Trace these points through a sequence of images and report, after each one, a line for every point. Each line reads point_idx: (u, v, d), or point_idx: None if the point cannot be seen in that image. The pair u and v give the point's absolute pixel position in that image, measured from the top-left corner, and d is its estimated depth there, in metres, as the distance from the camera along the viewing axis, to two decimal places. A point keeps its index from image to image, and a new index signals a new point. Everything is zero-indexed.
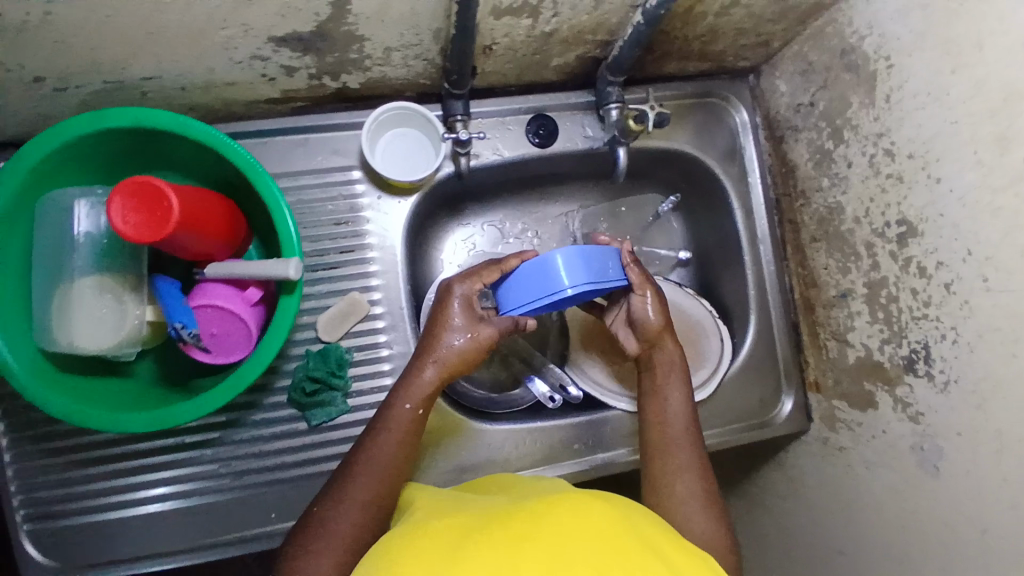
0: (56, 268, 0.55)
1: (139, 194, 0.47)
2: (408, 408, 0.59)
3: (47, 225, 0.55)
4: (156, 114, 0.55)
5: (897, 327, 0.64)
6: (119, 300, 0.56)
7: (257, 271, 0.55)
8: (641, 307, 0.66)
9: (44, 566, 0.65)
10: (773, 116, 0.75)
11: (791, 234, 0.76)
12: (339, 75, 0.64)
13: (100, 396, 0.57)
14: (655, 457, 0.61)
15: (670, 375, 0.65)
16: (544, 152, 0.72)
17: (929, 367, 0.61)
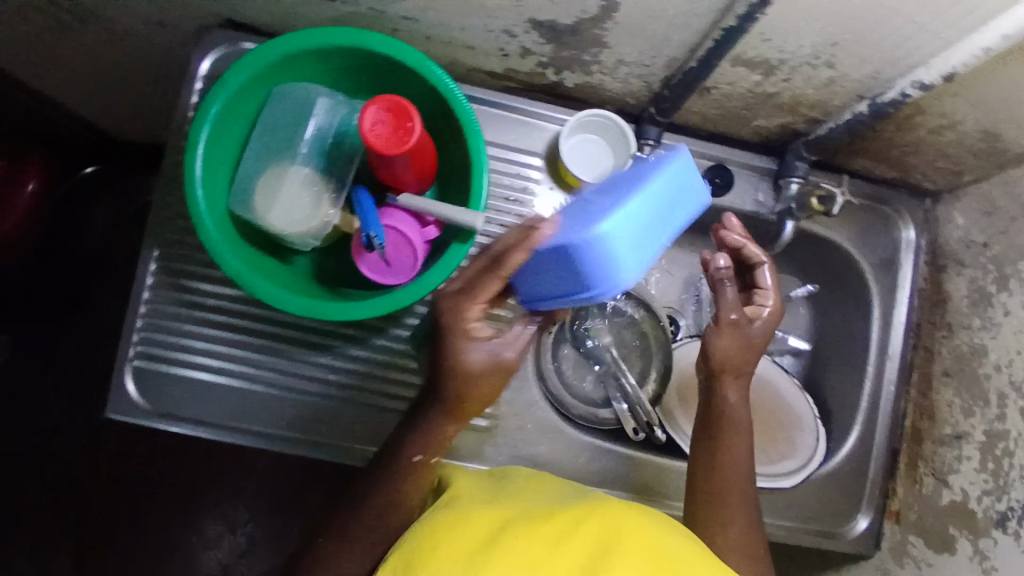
0: (269, 146, 0.63)
1: (395, 113, 0.56)
2: (416, 459, 0.56)
3: (279, 108, 0.63)
4: (405, 49, 0.61)
5: (1001, 481, 0.63)
6: (304, 190, 0.61)
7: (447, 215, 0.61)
8: (718, 341, 0.64)
9: (137, 403, 0.69)
10: (941, 243, 0.75)
11: (921, 361, 0.76)
12: (563, 70, 0.69)
13: (266, 268, 0.63)
14: (703, 502, 0.60)
15: (734, 429, 0.63)
16: (712, 200, 0.74)
17: (1020, 527, 0.60)
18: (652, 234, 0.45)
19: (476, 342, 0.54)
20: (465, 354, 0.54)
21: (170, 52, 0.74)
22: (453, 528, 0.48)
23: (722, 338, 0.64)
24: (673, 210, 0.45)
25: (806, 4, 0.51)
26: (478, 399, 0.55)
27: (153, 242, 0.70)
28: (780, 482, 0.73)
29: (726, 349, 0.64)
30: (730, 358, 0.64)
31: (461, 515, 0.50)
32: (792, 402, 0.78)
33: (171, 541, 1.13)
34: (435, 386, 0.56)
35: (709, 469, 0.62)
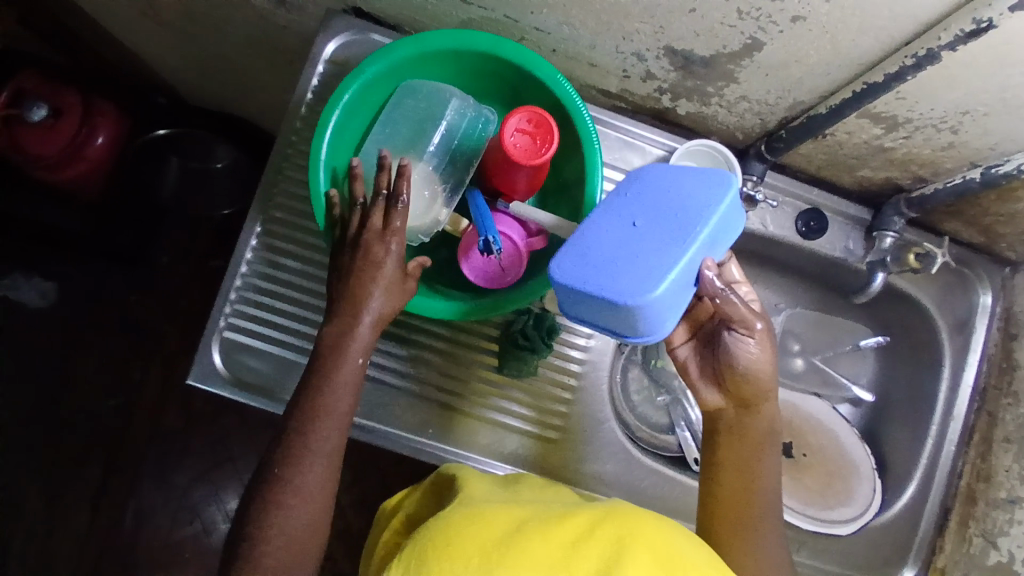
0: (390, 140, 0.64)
1: (536, 126, 0.59)
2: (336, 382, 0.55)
3: (401, 109, 0.64)
4: (538, 60, 0.62)
5: None
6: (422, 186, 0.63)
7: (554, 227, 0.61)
8: (754, 353, 0.56)
9: (220, 374, 0.68)
10: (1016, 312, 0.77)
11: (983, 425, 0.77)
12: (680, 98, 0.70)
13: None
14: (736, 535, 0.57)
15: (761, 448, 0.59)
16: (803, 242, 0.75)
17: None
18: (689, 280, 0.47)
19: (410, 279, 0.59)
20: (384, 260, 0.57)
21: (291, 30, 0.75)
22: (470, 524, 0.49)
23: (757, 354, 0.56)
24: (671, 224, 0.47)
25: (955, 71, 0.51)
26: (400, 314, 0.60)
27: (257, 217, 0.70)
28: (835, 528, 0.75)
29: (754, 361, 0.56)
30: (759, 375, 0.57)
31: (478, 512, 0.51)
32: (849, 448, 0.81)
33: (195, 503, 1.14)
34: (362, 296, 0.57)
35: (736, 476, 0.59)
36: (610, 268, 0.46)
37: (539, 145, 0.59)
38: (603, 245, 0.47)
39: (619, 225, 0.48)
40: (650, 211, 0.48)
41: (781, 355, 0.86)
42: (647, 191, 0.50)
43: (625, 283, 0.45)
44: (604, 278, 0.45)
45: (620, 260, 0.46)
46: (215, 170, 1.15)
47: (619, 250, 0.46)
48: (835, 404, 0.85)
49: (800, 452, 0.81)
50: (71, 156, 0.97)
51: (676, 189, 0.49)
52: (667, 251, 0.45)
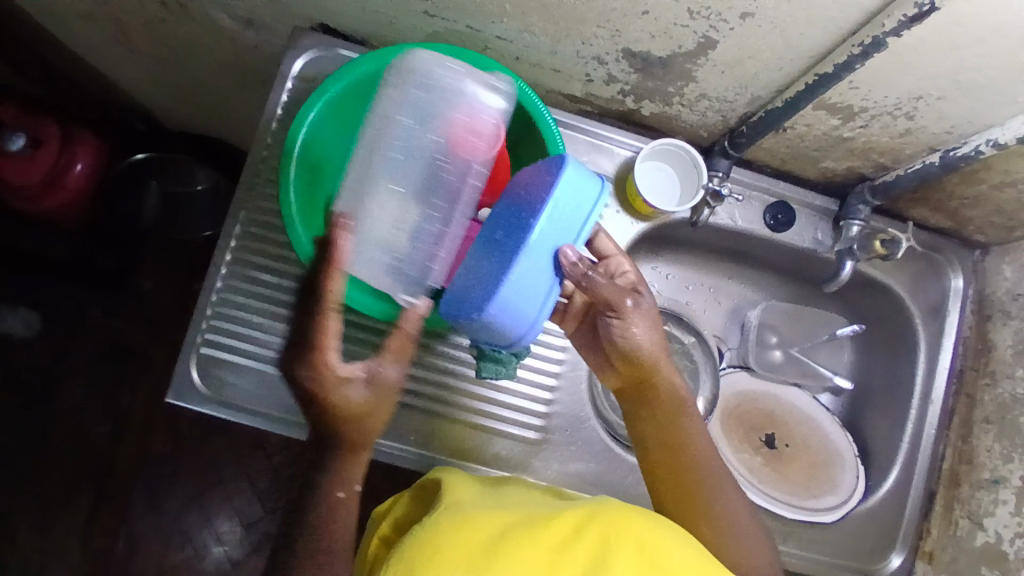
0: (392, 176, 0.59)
1: None
2: (341, 495, 0.55)
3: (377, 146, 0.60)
4: (498, 68, 0.64)
5: None
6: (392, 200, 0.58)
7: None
8: (633, 330, 0.61)
9: (198, 391, 0.68)
10: (988, 294, 0.78)
11: (963, 407, 0.77)
12: (643, 100, 0.71)
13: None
14: (701, 527, 0.59)
15: (671, 412, 0.63)
16: (772, 235, 0.76)
17: None
18: (545, 275, 0.54)
19: (346, 386, 0.53)
20: (322, 382, 0.52)
21: (260, 49, 0.77)
22: (457, 534, 0.49)
23: (631, 330, 0.61)
24: (518, 233, 0.54)
25: (902, 57, 0.53)
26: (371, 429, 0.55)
27: (231, 233, 0.71)
28: (821, 517, 0.75)
29: (639, 337, 0.61)
30: (644, 350, 0.62)
31: (466, 520, 0.51)
32: (832, 437, 0.82)
33: (187, 527, 1.13)
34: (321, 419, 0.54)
35: (691, 471, 0.61)
36: (472, 288, 0.55)
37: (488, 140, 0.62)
38: (475, 267, 0.57)
39: (482, 244, 0.57)
40: (505, 225, 0.56)
41: (759, 349, 0.86)
42: (506, 203, 0.57)
43: (481, 298, 0.54)
44: (469, 297, 0.55)
45: (479, 276, 0.55)
46: (196, 193, 1.17)
47: (482, 268, 0.55)
48: (816, 395, 0.86)
49: (783, 442, 0.81)
50: (52, 184, 0.99)
51: (524, 196, 0.56)
52: (511, 258, 0.52)
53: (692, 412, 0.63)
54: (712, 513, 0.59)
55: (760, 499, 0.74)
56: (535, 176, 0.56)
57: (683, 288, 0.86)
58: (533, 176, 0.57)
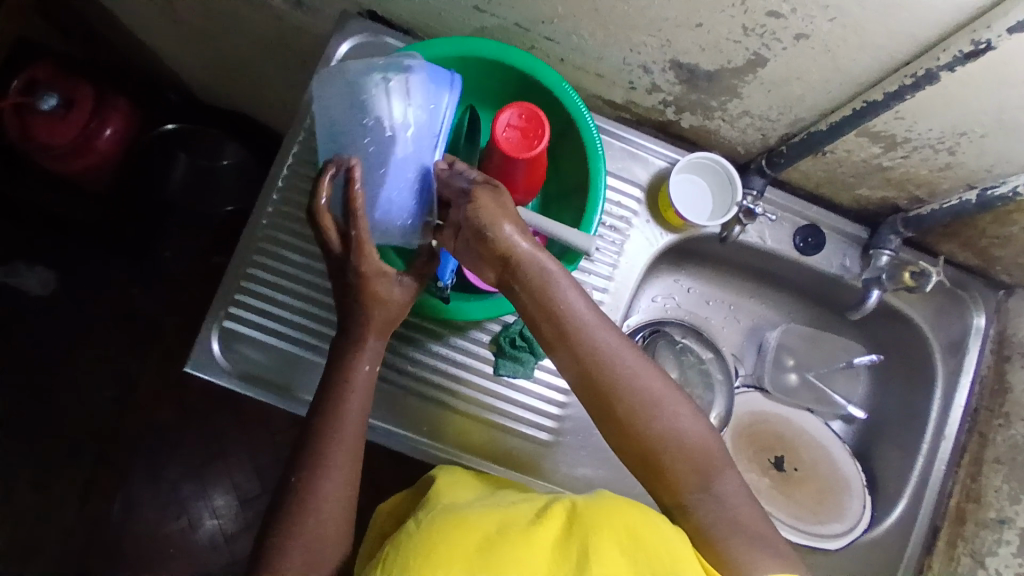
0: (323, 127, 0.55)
1: (526, 121, 0.60)
2: (367, 368, 0.58)
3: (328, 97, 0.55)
4: (544, 69, 0.64)
5: None
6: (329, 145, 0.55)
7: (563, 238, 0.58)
8: (484, 196, 0.52)
9: (216, 364, 0.68)
10: (1010, 335, 0.77)
11: (974, 446, 0.77)
12: (684, 111, 0.71)
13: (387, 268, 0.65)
14: (632, 414, 0.54)
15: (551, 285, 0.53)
16: (801, 258, 0.76)
17: None
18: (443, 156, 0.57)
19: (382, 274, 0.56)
20: (368, 278, 0.55)
21: (307, 31, 0.77)
22: (453, 537, 0.48)
23: (481, 204, 0.51)
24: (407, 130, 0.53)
25: (949, 91, 0.53)
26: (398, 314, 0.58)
27: (262, 210, 0.71)
28: (825, 543, 0.75)
29: (493, 205, 0.52)
30: (496, 215, 0.51)
31: (460, 521, 0.50)
32: (841, 465, 0.82)
33: (185, 497, 1.13)
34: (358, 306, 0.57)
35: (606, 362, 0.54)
36: (386, 211, 0.54)
37: (531, 137, 0.60)
38: (370, 184, 0.53)
39: (365, 157, 0.53)
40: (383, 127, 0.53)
41: (775, 369, 0.86)
42: (384, 106, 0.53)
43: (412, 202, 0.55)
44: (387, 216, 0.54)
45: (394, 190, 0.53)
46: (220, 167, 1.16)
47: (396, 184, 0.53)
48: (827, 420, 0.86)
49: (792, 467, 0.82)
50: (82, 146, 0.98)
51: (407, 107, 0.53)
52: (428, 174, 0.54)
53: (567, 288, 0.54)
54: (641, 404, 0.54)
55: None
56: (403, 81, 0.53)
57: (702, 303, 0.87)
58: (405, 80, 0.53)
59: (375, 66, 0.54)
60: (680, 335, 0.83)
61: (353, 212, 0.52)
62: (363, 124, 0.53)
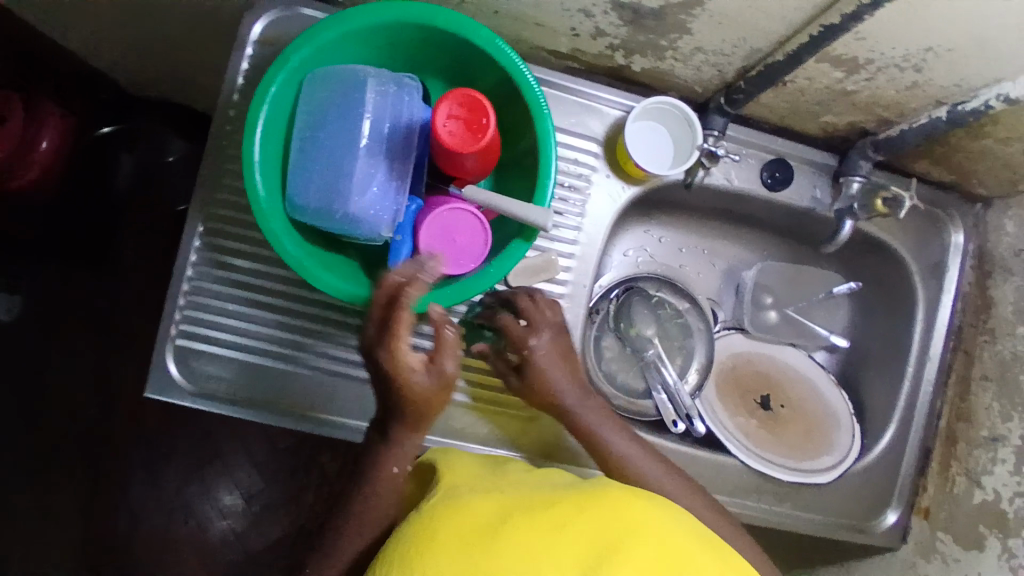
0: (311, 116, 0.57)
1: (468, 110, 0.51)
2: (395, 471, 0.58)
3: (321, 88, 0.57)
4: (477, 26, 0.58)
5: None
6: (318, 137, 0.56)
7: (514, 215, 0.58)
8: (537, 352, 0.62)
9: (177, 384, 0.66)
10: (989, 250, 0.76)
11: (960, 363, 0.77)
12: (633, 54, 0.66)
13: (336, 267, 0.60)
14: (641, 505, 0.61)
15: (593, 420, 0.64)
16: (769, 195, 0.74)
17: None
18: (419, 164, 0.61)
19: (415, 373, 0.54)
20: (408, 371, 0.53)
21: (215, 10, 0.70)
22: (453, 519, 0.48)
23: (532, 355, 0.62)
24: (397, 131, 0.57)
25: (915, 11, 0.49)
26: (432, 409, 0.56)
27: (197, 216, 0.67)
28: (816, 477, 0.76)
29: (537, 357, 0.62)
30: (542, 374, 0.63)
31: (460, 505, 0.50)
32: (828, 396, 0.82)
33: (187, 502, 1.13)
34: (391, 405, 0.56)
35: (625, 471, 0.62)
36: (366, 206, 0.56)
37: (477, 130, 0.51)
38: (354, 176, 0.55)
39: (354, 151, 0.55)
40: (375, 125, 0.56)
41: (753, 310, 0.84)
42: (383, 106, 0.56)
43: (391, 199, 0.57)
44: (369, 205, 0.56)
45: (378, 183, 0.56)
46: (167, 163, 1.12)
47: (382, 180, 0.56)
48: (811, 352, 0.86)
49: (779, 404, 0.82)
50: (19, 161, 0.94)
51: (401, 119, 0.57)
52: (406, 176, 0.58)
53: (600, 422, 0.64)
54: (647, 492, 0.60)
55: (755, 463, 0.75)
56: (400, 94, 0.57)
57: (676, 251, 0.85)
58: (403, 97, 0.58)
59: (379, 74, 0.57)
60: (655, 288, 0.81)
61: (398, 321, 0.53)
62: (357, 122, 0.55)
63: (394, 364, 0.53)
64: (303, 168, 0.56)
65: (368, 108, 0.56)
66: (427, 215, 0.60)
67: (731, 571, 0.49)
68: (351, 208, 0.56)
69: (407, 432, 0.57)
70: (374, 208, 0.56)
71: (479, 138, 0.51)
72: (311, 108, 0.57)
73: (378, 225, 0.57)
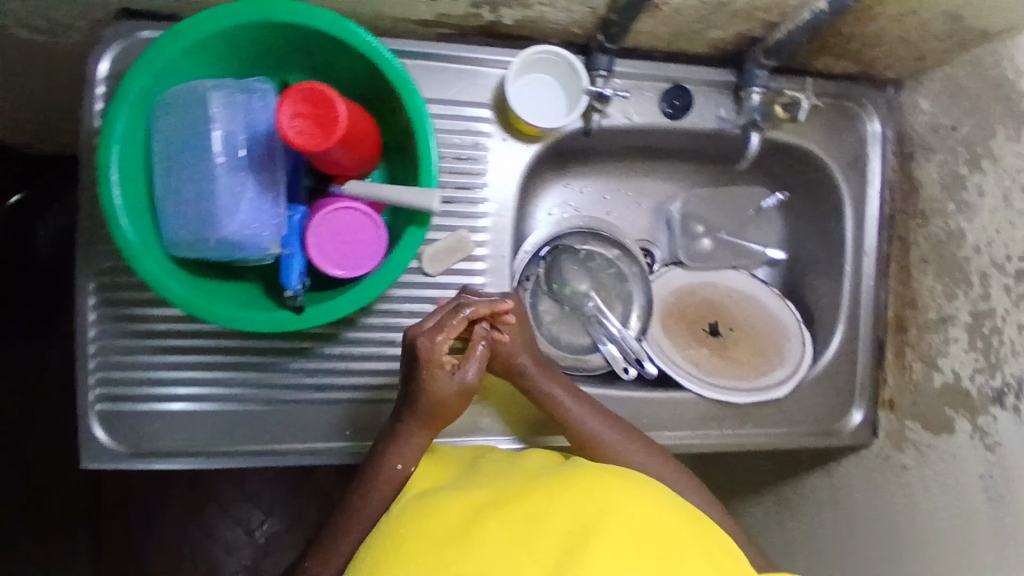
0: (167, 147, 0.55)
1: (312, 104, 0.48)
2: (398, 467, 0.59)
3: (169, 116, 0.55)
4: (317, 13, 0.55)
5: (993, 359, 0.62)
6: (177, 166, 0.55)
7: (400, 201, 0.56)
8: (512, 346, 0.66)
9: (109, 448, 0.66)
10: (907, 131, 0.73)
11: (897, 252, 0.75)
12: (498, 7, 0.62)
13: (235, 300, 0.59)
14: None
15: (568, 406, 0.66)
16: (674, 124, 0.71)
17: (1019, 401, 0.60)
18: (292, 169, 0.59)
19: (449, 371, 0.60)
20: (442, 369, 0.60)
21: (62, 52, 0.67)
22: (423, 523, 0.47)
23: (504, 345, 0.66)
24: (252, 138, 0.55)
25: None
26: (448, 412, 0.61)
27: (87, 276, 0.66)
28: (771, 393, 0.75)
29: (514, 349, 0.66)
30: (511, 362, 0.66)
31: (433, 508, 0.49)
32: (774, 310, 0.81)
33: (179, 562, 1.07)
34: (413, 399, 0.60)
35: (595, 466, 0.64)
36: (241, 225, 0.54)
37: (327, 124, 0.48)
38: (219, 196, 0.54)
39: (215, 173, 0.54)
40: (229, 138, 0.54)
41: (687, 240, 0.84)
42: (232, 117, 0.54)
43: (267, 210, 0.56)
44: (241, 222, 0.54)
45: (246, 197, 0.54)
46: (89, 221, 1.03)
47: (249, 192, 0.54)
48: (752, 271, 0.84)
49: (727, 328, 0.81)
50: None
51: (257, 127, 0.55)
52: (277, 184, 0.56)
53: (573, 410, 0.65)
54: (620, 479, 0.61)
55: (708, 392, 0.75)
56: (249, 100, 0.55)
57: (601, 200, 0.83)
58: (253, 102, 0.55)
59: (221, 84, 0.55)
60: (581, 243, 0.79)
61: (451, 324, 0.61)
62: (210, 142, 0.53)
63: (431, 355, 0.60)
64: (172, 204, 0.55)
65: (217, 122, 0.54)
66: (313, 221, 0.57)
67: (713, 546, 0.47)
68: (225, 229, 0.54)
69: (422, 428, 0.61)
70: (251, 225, 0.55)
71: (330, 128, 0.48)
72: (164, 137, 0.55)
73: (261, 240, 0.55)
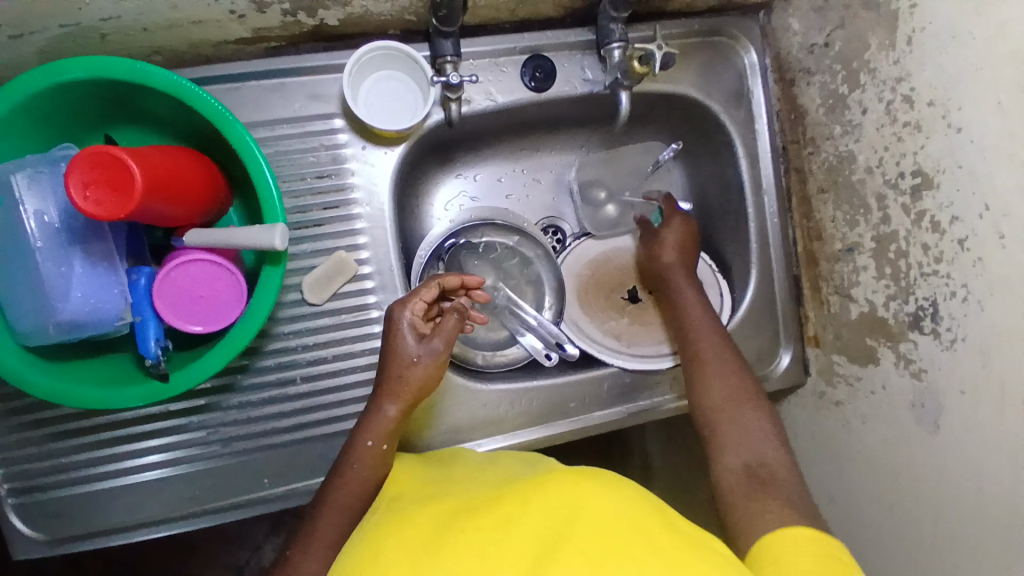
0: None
1: (98, 168, 0.44)
2: (370, 444, 0.59)
3: None
4: (111, 62, 0.50)
5: (904, 283, 0.59)
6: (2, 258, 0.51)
7: (244, 243, 0.52)
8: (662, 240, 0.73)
9: (33, 537, 0.67)
10: (784, 56, 0.70)
11: (797, 184, 0.72)
12: (316, 10, 0.58)
13: (104, 379, 0.56)
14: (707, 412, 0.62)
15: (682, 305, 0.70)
16: (541, 96, 0.67)
17: (935, 324, 0.56)
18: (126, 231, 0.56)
19: (414, 338, 0.60)
20: (408, 336, 0.60)
21: None
22: (392, 533, 0.43)
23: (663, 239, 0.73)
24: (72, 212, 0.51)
25: None
26: (414, 381, 0.60)
27: None
28: None
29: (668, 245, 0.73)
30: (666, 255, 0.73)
31: (404, 518, 0.45)
32: None
33: None
34: (383, 371, 0.60)
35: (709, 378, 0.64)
36: (80, 305, 0.52)
37: (123, 186, 0.44)
38: (49, 282, 0.51)
39: (39, 256, 0.50)
40: (42, 218, 0.50)
41: (590, 209, 0.80)
42: (40, 194, 0.50)
43: (104, 282, 0.53)
44: (79, 302, 0.52)
45: (78, 275, 0.52)
46: None
47: (81, 271, 0.52)
48: None
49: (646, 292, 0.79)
50: None
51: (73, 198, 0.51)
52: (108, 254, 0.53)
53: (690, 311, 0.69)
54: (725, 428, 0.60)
55: (627, 362, 0.73)
56: (57, 171, 0.51)
57: (496, 182, 0.79)
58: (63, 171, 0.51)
59: (23, 164, 0.51)
60: (478, 236, 0.75)
61: (420, 295, 0.61)
62: (25, 225, 0.50)
63: (402, 320, 0.61)
64: (9, 298, 0.51)
65: (26, 204, 0.50)
66: (156, 283, 0.54)
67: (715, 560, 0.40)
68: (64, 312, 0.51)
69: (391, 401, 0.60)
70: (90, 301, 0.52)
71: (127, 187, 0.44)
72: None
73: (107, 314, 0.53)
